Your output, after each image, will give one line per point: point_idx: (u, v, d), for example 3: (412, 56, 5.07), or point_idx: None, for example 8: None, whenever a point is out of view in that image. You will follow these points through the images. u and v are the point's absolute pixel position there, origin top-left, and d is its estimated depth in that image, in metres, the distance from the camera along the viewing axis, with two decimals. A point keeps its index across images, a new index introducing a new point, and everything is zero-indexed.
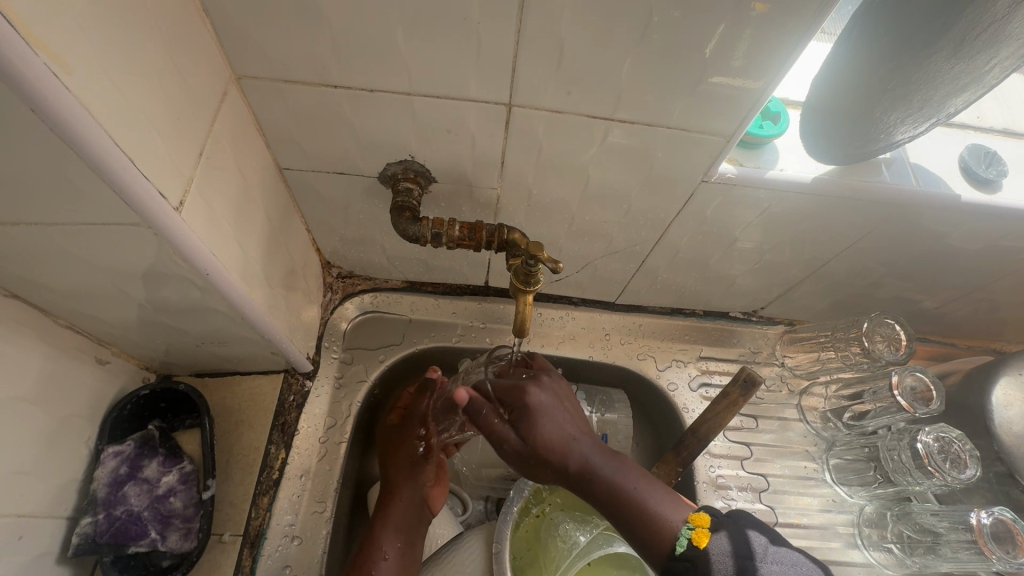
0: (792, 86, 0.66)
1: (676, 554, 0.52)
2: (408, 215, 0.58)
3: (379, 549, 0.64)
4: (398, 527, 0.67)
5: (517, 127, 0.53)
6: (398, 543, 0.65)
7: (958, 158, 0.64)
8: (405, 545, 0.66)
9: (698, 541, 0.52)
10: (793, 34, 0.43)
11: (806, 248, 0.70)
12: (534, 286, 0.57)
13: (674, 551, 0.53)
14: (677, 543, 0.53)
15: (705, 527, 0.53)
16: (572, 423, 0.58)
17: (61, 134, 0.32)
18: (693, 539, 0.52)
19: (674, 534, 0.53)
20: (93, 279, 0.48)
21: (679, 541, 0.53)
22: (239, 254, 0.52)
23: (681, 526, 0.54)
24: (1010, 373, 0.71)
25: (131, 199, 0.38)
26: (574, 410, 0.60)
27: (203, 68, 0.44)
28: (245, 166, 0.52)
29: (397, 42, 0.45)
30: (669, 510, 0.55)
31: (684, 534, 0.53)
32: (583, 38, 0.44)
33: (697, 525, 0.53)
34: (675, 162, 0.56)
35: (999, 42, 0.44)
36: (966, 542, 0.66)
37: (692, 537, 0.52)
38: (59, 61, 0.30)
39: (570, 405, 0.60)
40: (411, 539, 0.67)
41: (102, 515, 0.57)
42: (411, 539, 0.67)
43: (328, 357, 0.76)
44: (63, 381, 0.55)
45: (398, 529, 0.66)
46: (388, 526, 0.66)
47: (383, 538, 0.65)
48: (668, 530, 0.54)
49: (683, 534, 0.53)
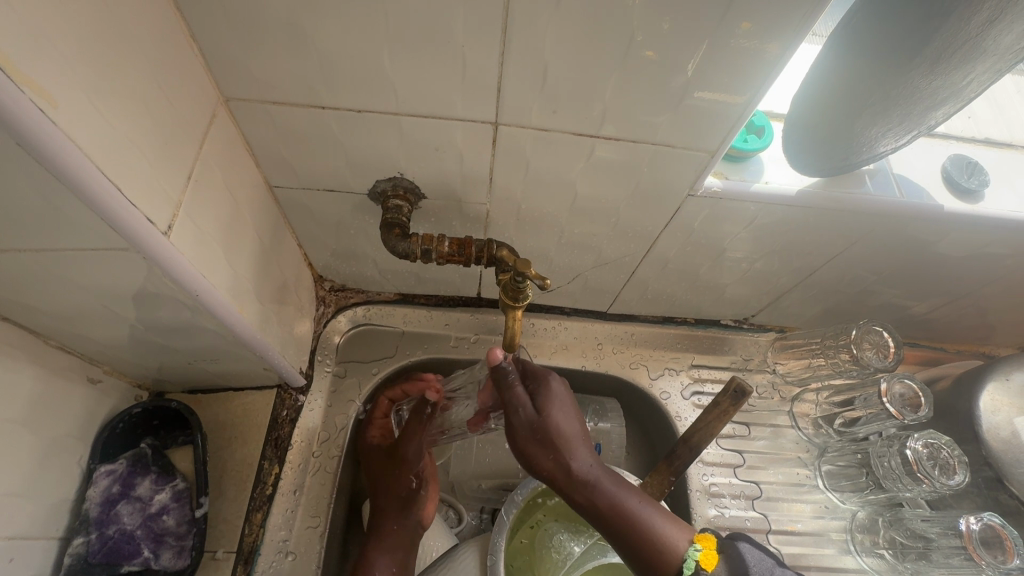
0: (777, 99, 0.67)
1: None
2: (397, 233, 0.59)
3: (371, 572, 0.65)
4: (392, 547, 0.67)
5: (505, 144, 0.54)
6: (393, 565, 0.66)
7: (940, 168, 0.65)
8: (398, 564, 0.67)
9: (706, 562, 0.53)
10: (772, 55, 0.44)
11: (794, 257, 0.71)
12: (523, 302, 0.58)
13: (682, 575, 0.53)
14: (685, 565, 0.53)
15: (712, 548, 0.55)
16: (581, 419, 0.58)
17: (48, 164, 0.32)
18: (700, 560, 0.53)
19: (680, 557, 0.53)
20: (85, 302, 0.48)
21: (686, 563, 0.53)
22: (229, 274, 0.52)
23: (687, 548, 0.54)
24: (998, 378, 0.72)
25: (119, 225, 0.38)
26: (582, 413, 0.60)
27: (190, 91, 0.44)
28: (235, 186, 0.52)
29: (383, 63, 0.45)
30: (670, 532, 0.55)
31: (691, 556, 0.54)
32: (567, 60, 0.45)
33: (703, 547, 0.54)
34: (661, 176, 0.57)
35: (974, 58, 0.45)
36: (956, 548, 0.66)
37: (700, 559, 0.53)
38: (46, 96, 0.31)
39: (579, 406, 0.61)
40: (407, 553, 0.68)
41: (95, 535, 0.58)
42: (405, 558, 0.67)
43: (322, 371, 0.76)
44: (54, 401, 0.55)
45: (391, 549, 0.67)
46: (381, 549, 0.66)
47: (378, 562, 0.66)
48: (672, 552, 0.54)
49: (690, 556, 0.54)
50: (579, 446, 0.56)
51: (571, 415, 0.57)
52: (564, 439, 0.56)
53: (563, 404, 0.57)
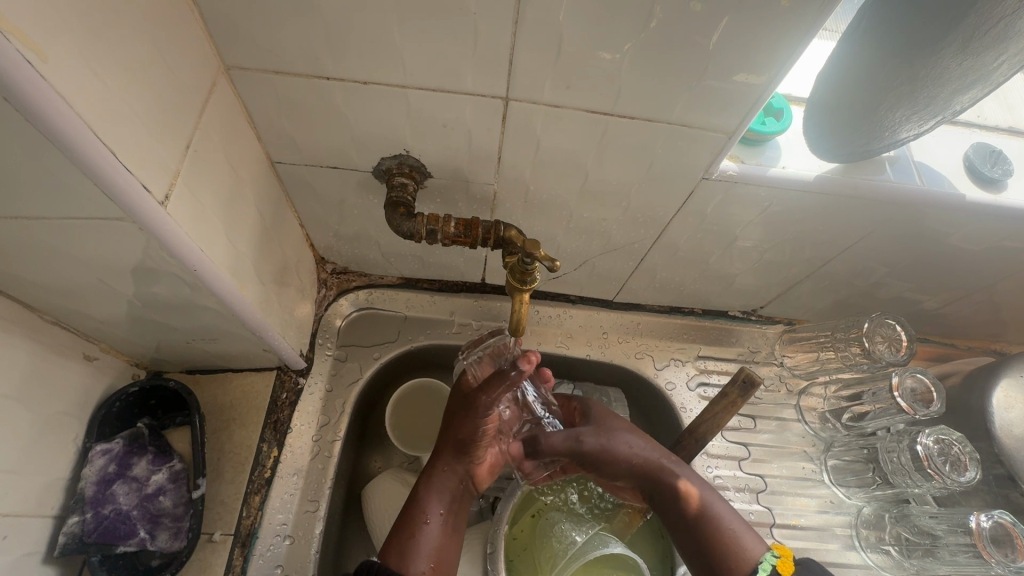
0: (795, 82, 0.64)
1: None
2: (402, 211, 0.57)
3: (423, 512, 0.60)
4: (441, 491, 0.62)
5: (515, 121, 0.52)
6: (443, 508, 0.61)
7: (963, 157, 0.63)
8: (448, 515, 0.61)
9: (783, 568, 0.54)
10: (799, 28, 0.42)
11: (807, 247, 0.69)
12: (530, 285, 0.56)
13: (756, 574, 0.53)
14: (762, 565, 0.54)
15: (789, 558, 0.55)
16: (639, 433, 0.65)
17: (32, 118, 0.30)
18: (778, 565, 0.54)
19: (756, 558, 0.55)
20: (79, 274, 0.47)
21: (762, 564, 0.54)
22: (230, 251, 0.51)
23: (763, 553, 0.55)
24: (1011, 375, 0.70)
25: (113, 192, 0.36)
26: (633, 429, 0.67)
27: (189, 56, 0.42)
28: (236, 160, 0.51)
29: (391, 31, 0.43)
30: (746, 536, 0.57)
31: (768, 560, 0.54)
32: (583, 32, 0.43)
33: (781, 555, 0.55)
34: (676, 158, 0.55)
35: (1008, 38, 0.43)
36: (965, 545, 0.65)
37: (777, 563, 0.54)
38: (35, 48, 0.29)
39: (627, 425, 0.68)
40: (456, 511, 0.62)
41: (90, 514, 0.56)
42: (455, 513, 0.62)
43: (322, 354, 0.75)
44: (50, 377, 0.54)
45: (443, 496, 0.61)
46: (434, 490, 0.61)
47: (429, 503, 0.60)
48: (749, 551, 0.55)
49: (768, 559, 0.54)
50: (641, 443, 0.63)
51: (626, 425, 0.66)
52: (631, 441, 0.63)
53: (611, 420, 0.66)
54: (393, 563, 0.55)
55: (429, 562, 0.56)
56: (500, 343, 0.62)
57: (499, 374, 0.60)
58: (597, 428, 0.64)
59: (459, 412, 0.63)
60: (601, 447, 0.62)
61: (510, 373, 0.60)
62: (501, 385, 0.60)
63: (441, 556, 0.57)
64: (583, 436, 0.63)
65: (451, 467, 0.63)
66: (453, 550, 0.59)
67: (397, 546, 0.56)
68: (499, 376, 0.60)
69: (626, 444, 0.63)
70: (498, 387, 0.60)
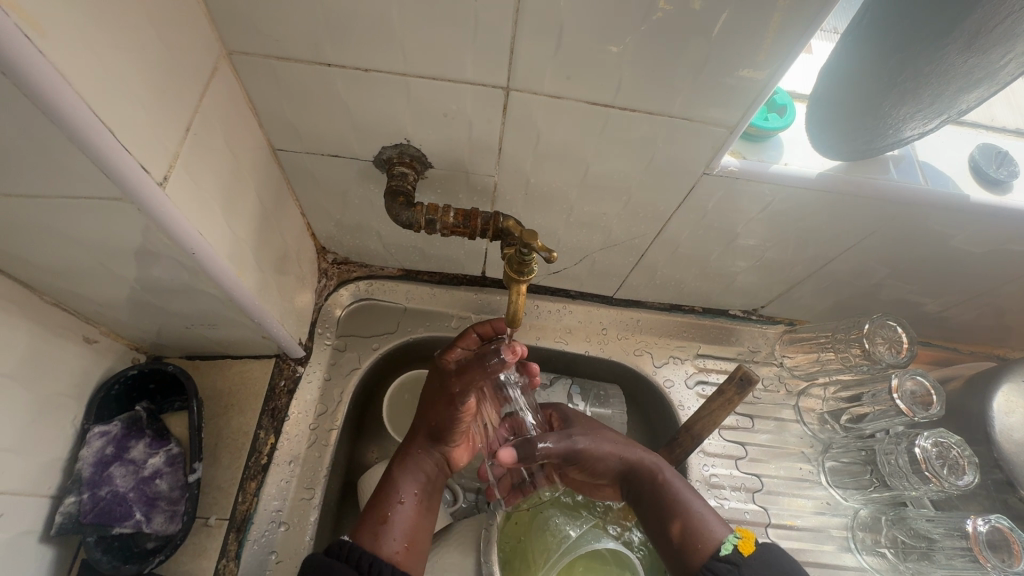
0: (800, 79, 0.64)
1: (721, 556, 0.56)
2: (402, 201, 0.57)
3: (397, 491, 0.62)
4: (416, 471, 0.64)
5: (516, 112, 0.52)
6: (417, 489, 0.63)
7: (969, 158, 0.63)
8: (423, 493, 0.63)
9: (744, 548, 0.56)
10: (802, 20, 0.42)
11: (809, 246, 0.68)
12: (528, 276, 0.55)
13: (718, 553, 0.57)
14: (723, 546, 0.57)
15: (751, 539, 0.58)
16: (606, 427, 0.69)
17: (27, 93, 0.30)
18: (739, 545, 0.57)
19: (718, 540, 0.58)
20: (79, 256, 0.47)
21: (724, 545, 0.57)
22: (229, 237, 0.51)
23: (725, 534, 0.58)
24: (1013, 380, 0.70)
25: (112, 173, 0.36)
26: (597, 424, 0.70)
27: (189, 40, 0.42)
28: (237, 146, 0.51)
29: (392, 19, 0.43)
30: (713, 520, 0.60)
31: (729, 540, 0.57)
32: (581, 21, 0.43)
33: (743, 536, 0.58)
34: (677, 152, 0.55)
35: (1016, 35, 0.42)
36: (961, 549, 0.65)
37: (738, 544, 0.57)
38: (33, 24, 0.29)
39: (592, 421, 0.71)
40: (429, 492, 0.64)
41: (87, 495, 0.57)
42: (429, 491, 0.64)
43: (321, 344, 0.75)
44: (49, 358, 0.55)
45: (417, 478, 0.64)
46: (407, 469, 0.64)
47: (404, 482, 0.63)
48: (714, 537, 0.58)
49: (729, 540, 0.57)
50: (609, 438, 0.66)
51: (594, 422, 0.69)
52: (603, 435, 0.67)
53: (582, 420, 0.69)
54: (366, 542, 0.57)
55: (401, 544, 0.58)
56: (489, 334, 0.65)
57: (480, 362, 0.59)
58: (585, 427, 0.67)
59: (434, 396, 0.65)
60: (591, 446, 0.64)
61: (489, 359, 0.58)
62: (479, 370, 0.59)
63: (415, 536, 0.60)
64: (572, 433, 0.65)
65: (422, 450, 0.66)
66: (426, 529, 0.62)
67: (372, 523, 0.59)
68: (477, 363, 0.59)
69: (602, 436, 0.66)
70: (473, 372, 0.59)
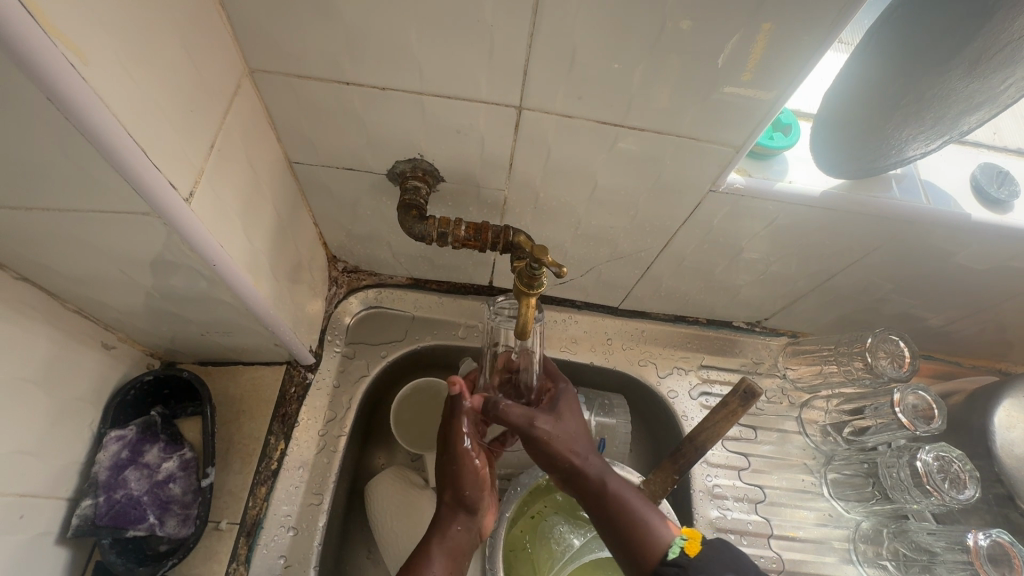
0: (805, 97, 0.65)
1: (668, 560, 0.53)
2: (414, 214, 0.59)
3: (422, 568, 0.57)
4: (449, 546, 0.59)
5: (527, 130, 0.53)
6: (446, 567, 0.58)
7: (970, 177, 0.64)
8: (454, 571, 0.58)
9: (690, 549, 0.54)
10: (808, 45, 0.43)
11: (813, 261, 0.70)
12: (538, 290, 0.56)
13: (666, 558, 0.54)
14: (671, 550, 0.54)
15: (697, 539, 0.55)
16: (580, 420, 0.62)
17: (70, 116, 0.32)
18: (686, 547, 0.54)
19: (664, 546, 0.55)
20: (102, 265, 0.49)
21: (671, 548, 0.54)
22: (246, 248, 0.53)
23: (674, 537, 0.55)
24: (1014, 395, 0.70)
25: (143, 191, 0.38)
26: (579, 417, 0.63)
27: (215, 60, 0.44)
28: (256, 160, 0.52)
29: (410, 41, 0.45)
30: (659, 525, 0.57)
31: (676, 543, 0.55)
32: (593, 45, 0.44)
33: (689, 537, 0.55)
34: (684, 170, 0.56)
35: (1015, 61, 0.43)
36: (962, 563, 0.65)
37: (684, 546, 0.54)
38: (78, 52, 0.31)
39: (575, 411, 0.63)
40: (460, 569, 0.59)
41: (103, 498, 0.58)
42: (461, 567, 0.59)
43: (331, 351, 0.77)
44: (69, 363, 0.56)
45: (450, 556, 0.59)
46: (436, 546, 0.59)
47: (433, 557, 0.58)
48: (658, 544, 0.55)
49: (676, 543, 0.55)
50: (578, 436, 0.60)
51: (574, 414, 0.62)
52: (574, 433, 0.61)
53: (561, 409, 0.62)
54: None
55: None
56: (505, 351, 0.63)
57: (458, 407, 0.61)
58: (553, 418, 0.60)
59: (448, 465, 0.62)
60: (551, 435, 0.58)
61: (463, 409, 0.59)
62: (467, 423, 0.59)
63: None
64: (538, 420, 0.58)
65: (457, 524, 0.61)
66: None
67: None
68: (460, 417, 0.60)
69: (568, 432, 0.60)
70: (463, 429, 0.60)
